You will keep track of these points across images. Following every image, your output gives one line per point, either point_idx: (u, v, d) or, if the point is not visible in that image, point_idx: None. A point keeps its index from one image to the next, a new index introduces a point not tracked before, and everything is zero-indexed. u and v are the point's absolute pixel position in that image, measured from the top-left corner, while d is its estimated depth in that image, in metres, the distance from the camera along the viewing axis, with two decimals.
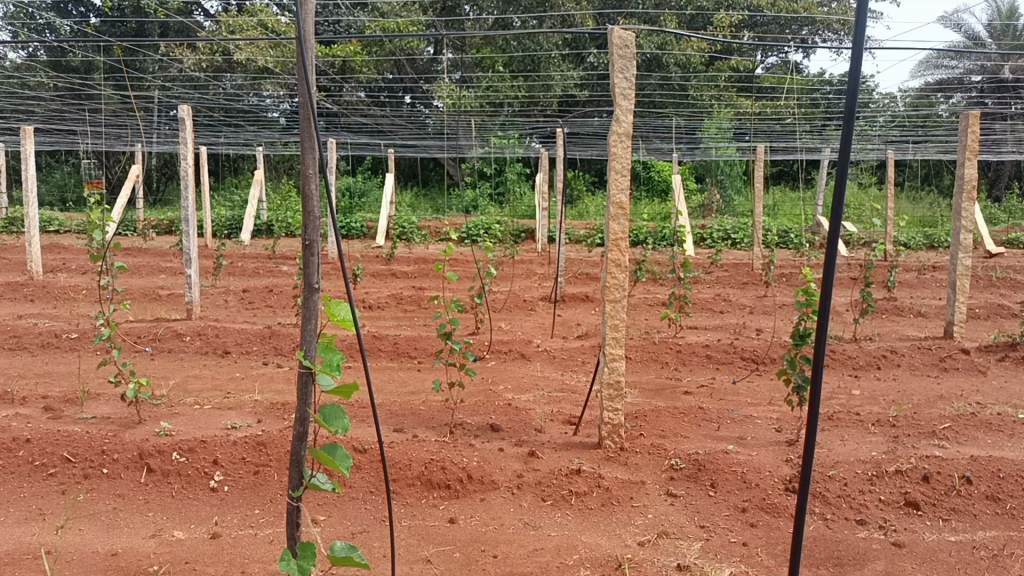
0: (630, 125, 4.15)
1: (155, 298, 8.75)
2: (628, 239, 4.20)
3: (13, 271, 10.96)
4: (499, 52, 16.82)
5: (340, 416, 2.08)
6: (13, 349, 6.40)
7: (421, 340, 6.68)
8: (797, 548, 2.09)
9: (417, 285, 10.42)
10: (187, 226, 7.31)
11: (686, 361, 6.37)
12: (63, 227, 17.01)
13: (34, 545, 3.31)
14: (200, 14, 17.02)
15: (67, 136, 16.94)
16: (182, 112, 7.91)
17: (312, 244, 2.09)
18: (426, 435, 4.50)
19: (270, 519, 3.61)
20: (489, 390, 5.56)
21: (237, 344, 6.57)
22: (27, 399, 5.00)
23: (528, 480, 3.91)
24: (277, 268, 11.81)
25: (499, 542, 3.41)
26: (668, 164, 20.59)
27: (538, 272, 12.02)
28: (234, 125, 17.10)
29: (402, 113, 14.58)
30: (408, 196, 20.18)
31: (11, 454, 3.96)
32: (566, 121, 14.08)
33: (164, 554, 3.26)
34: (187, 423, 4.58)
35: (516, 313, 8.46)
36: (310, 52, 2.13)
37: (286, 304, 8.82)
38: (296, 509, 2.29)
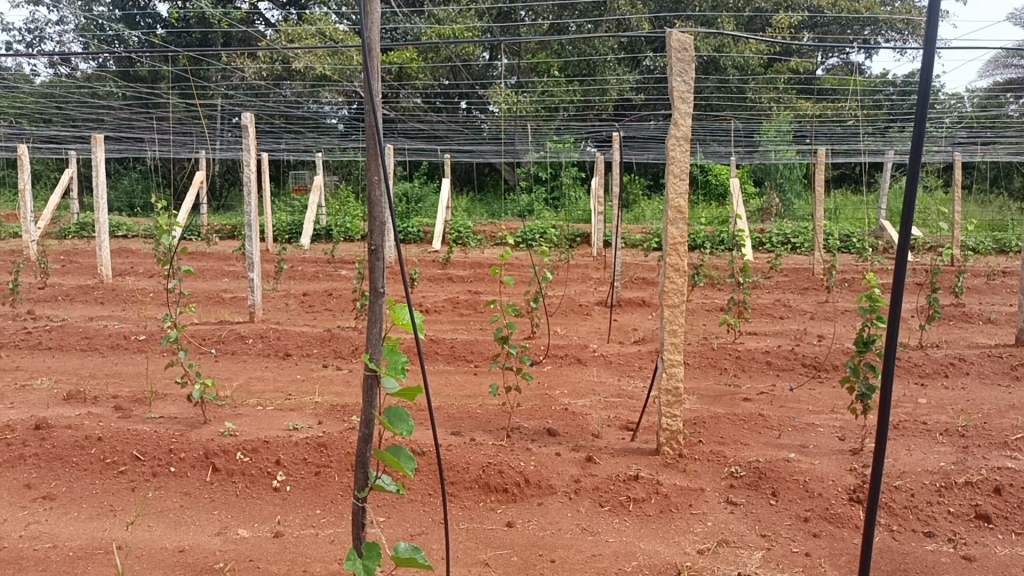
0: (689, 128, 4.12)
1: (219, 301, 8.94)
2: (687, 244, 4.17)
3: (84, 275, 11.33)
4: (555, 56, 16.90)
5: (404, 419, 2.10)
6: (85, 351, 6.61)
7: (478, 344, 6.72)
8: (866, 551, 2.08)
9: (474, 289, 10.47)
10: (250, 230, 7.44)
11: (746, 367, 6.28)
12: (131, 232, 17.51)
13: (106, 540, 3.42)
14: (262, 23, 17.41)
15: (135, 144, 17.42)
16: (243, 119, 8.06)
17: (378, 249, 2.11)
18: (482, 439, 4.52)
19: (330, 520, 3.66)
20: (545, 395, 5.56)
21: (298, 347, 6.68)
22: (97, 399, 5.15)
23: (586, 486, 3.91)
24: (336, 272, 11.99)
25: (557, 547, 3.40)
26: (726, 168, 20.37)
27: (595, 277, 11.99)
28: (294, 132, 17.41)
29: (459, 118, 14.69)
30: (464, 201, 20.29)
31: (83, 452, 4.08)
32: (622, 126, 14.03)
33: (230, 552, 3.33)
34: (250, 424, 4.68)
35: (572, 317, 8.44)
36: (375, 59, 2.16)
37: (345, 307, 8.94)
38: (362, 509, 2.32)
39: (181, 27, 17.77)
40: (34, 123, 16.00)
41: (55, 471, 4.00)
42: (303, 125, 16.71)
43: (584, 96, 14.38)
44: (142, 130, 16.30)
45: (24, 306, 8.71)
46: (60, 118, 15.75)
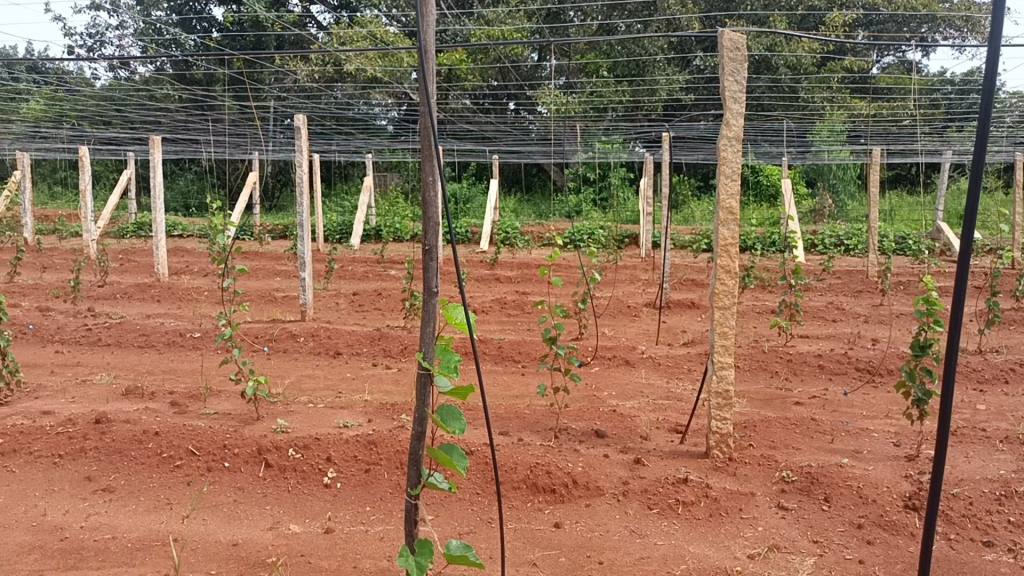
0: (742, 128, 4.07)
1: (271, 300, 9.09)
2: (739, 245, 4.13)
3: (142, 274, 11.59)
4: (604, 57, 16.86)
5: (457, 417, 2.11)
6: (142, 347, 6.77)
7: (526, 345, 6.73)
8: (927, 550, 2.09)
9: (522, 290, 10.48)
10: (302, 230, 7.53)
11: (798, 371, 6.19)
12: (186, 232, 17.88)
13: (163, 533, 3.50)
14: (314, 26, 17.64)
15: (191, 146, 17.80)
16: (296, 121, 8.18)
17: (432, 249, 2.13)
18: (531, 440, 4.52)
19: (380, 517, 3.70)
20: (593, 396, 5.54)
21: (348, 345, 6.76)
22: (155, 395, 5.27)
23: (634, 488, 3.89)
24: (385, 271, 12.10)
25: (605, 548, 3.39)
26: (777, 168, 20.09)
27: (643, 278, 11.92)
28: (345, 133, 17.62)
29: (507, 119, 14.74)
30: (512, 202, 20.33)
31: (141, 445, 4.18)
32: (671, 126, 13.93)
33: (281, 547, 3.38)
34: (302, 421, 4.75)
35: (620, 318, 8.40)
36: (430, 62, 2.18)
37: (394, 307, 9.02)
38: (414, 506, 2.34)
39: (235, 31, 18.10)
40: (94, 126, 16.44)
41: (114, 464, 4.11)
42: (354, 126, 16.90)
43: (633, 96, 14.31)
44: (198, 132, 16.64)
45: (85, 303, 8.95)
46: (120, 120, 16.16)
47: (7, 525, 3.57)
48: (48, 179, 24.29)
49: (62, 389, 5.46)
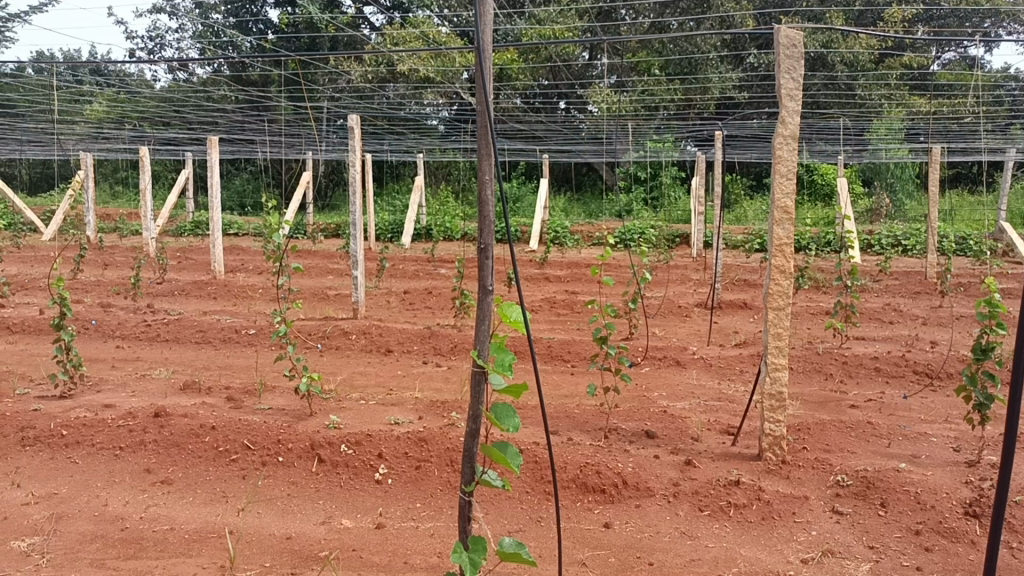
0: (797, 126, 4.01)
1: (324, 298, 9.21)
2: (794, 245, 4.07)
3: (199, 272, 11.84)
4: (656, 55, 16.76)
5: (511, 415, 2.12)
6: (199, 343, 6.92)
7: (575, 344, 6.71)
8: (993, 554, 2.03)
9: (571, 290, 10.46)
10: (354, 229, 7.61)
11: (854, 373, 6.07)
12: (242, 230, 18.21)
13: (219, 525, 3.57)
14: (367, 26, 17.81)
15: (246, 146, 18.12)
16: (350, 121, 8.27)
17: (487, 248, 2.15)
18: (580, 439, 4.51)
19: (430, 513, 3.73)
20: (643, 397, 5.51)
21: (399, 343, 6.82)
22: (212, 389, 5.39)
23: (684, 489, 3.86)
24: (436, 270, 12.18)
25: (655, 549, 3.37)
26: (833, 167, 19.74)
27: (694, 278, 11.81)
28: (397, 133, 17.78)
29: (558, 118, 14.72)
30: (562, 201, 20.30)
31: (199, 439, 4.28)
32: (724, 125, 13.74)
33: (334, 541, 3.43)
34: (354, 417, 4.80)
35: (670, 319, 8.34)
36: (489, 62, 2.19)
37: (444, 305, 9.08)
38: (468, 503, 2.35)
39: (290, 33, 18.38)
40: (155, 127, 16.84)
41: (172, 457, 4.20)
42: (406, 126, 17.05)
43: (685, 95, 14.19)
44: (254, 132, 16.93)
45: (145, 300, 9.17)
46: (178, 121, 16.52)
47: (71, 514, 3.68)
48: (110, 179, 24.95)
49: (124, 383, 5.61)
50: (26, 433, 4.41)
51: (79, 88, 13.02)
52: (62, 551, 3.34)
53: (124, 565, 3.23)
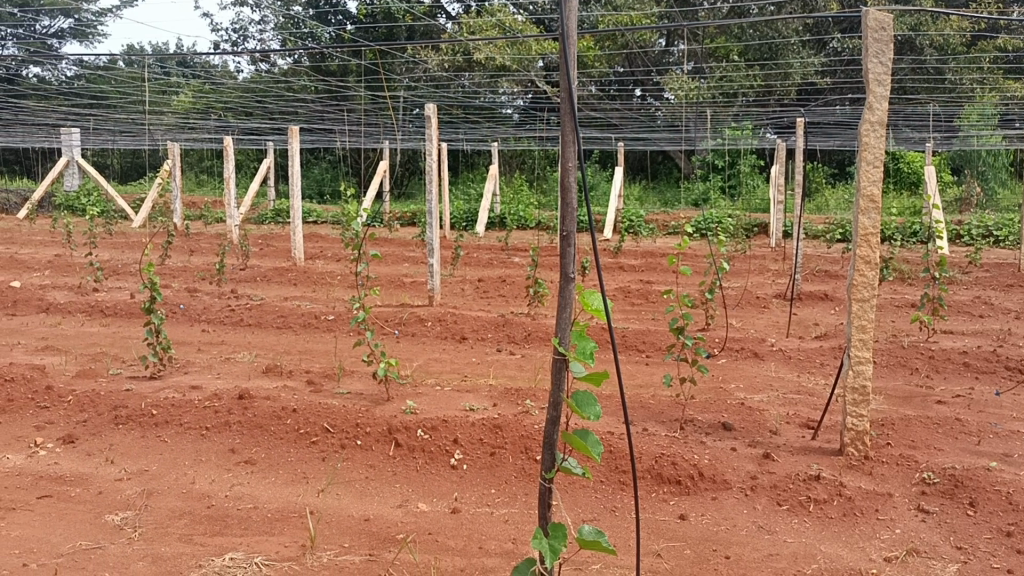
0: (886, 112, 3.88)
1: (400, 285, 9.35)
2: (880, 235, 3.95)
3: (281, 258, 12.12)
4: (735, 40, 16.49)
5: (592, 403, 2.12)
6: (280, 328, 7.10)
7: (651, 334, 6.64)
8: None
9: (647, 279, 10.36)
10: (430, 216, 7.68)
11: (940, 368, 5.87)
12: (320, 218, 18.58)
13: (300, 505, 3.67)
14: (443, 16, 17.96)
15: (325, 135, 18.46)
16: (426, 111, 8.34)
17: (569, 236, 2.14)
18: (655, 430, 4.48)
19: (505, 500, 3.77)
20: (720, 388, 5.43)
21: (474, 330, 6.87)
22: (293, 373, 5.54)
23: (763, 483, 3.80)
24: (509, 259, 12.21)
25: (731, 543, 3.33)
26: (920, 154, 19.08)
27: (773, 268, 11.57)
28: (472, 122, 17.86)
29: (633, 106, 14.59)
30: (637, 190, 20.12)
31: (281, 421, 4.38)
32: (806, 110, 13.39)
33: (410, 524, 3.49)
34: (429, 402, 4.87)
35: (748, 310, 8.19)
36: (572, 49, 2.18)
37: (518, 294, 9.10)
38: (549, 490, 2.36)
39: (369, 23, 18.65)
40: (239, 118, 17.29)
41: (255, 438, 4.32)
42: (481, 115, 17.13)
43: (765, 81, 13.90)
44: (333, 122, 17.25)
45: (229, 285, 9.45)
46: (261, 112, 16.91)
47: (161, 490, 3.83)
48: (196, 168, 25.74)
49: (209, 366, 5.80)
50: (119, 411, 4.59)
51: (168, 80, 13.44)
52: (153, 525, 3.48)
53: (210, 541, 3.35)
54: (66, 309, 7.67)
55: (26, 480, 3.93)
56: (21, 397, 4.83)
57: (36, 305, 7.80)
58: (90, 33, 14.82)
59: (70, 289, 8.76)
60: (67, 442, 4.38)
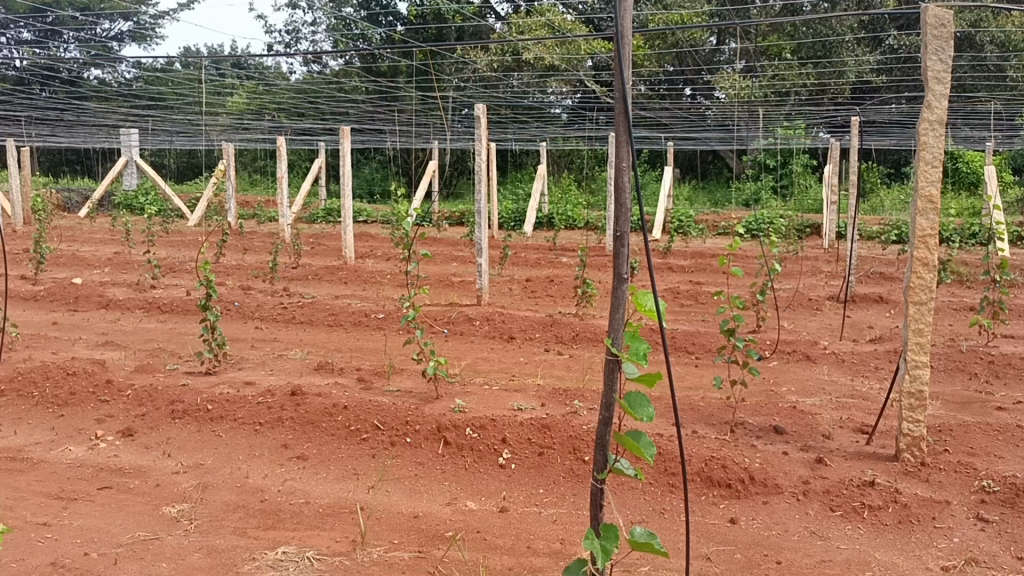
0: (944, 111, 3.79)
1: (448, 284, 9.40)
2: (938, 237, 3.86)
3: (332, 257, 12.28)
4: (787, 38, 16.28)
5: (645, 404, 2.10)
6: (331, 326, 7.19)
7: (701, 335, 6.58)
8: None
9: (696, 281, 10.27)
10: (479, 216, 7.70)
11: (1001, 374, 5.71)
12: (370, 218, 18.77)
13: (350, 501, 3.72)
14: (493, 16, 18.03)
15: (375, 135, 18.65)
16: (476, 110, 8.38)
17: (623, 236, 2.13)
18: (705, 432, 4.43)
19: (553, 500, 3.77)
20: (771, 391, 5.36)
21: (522, 330, 6.87)
22: (344, 370, 5.60)
23: (815, 488, 3.74)
24: (557, 259, 12.20)
25: (783, 548, 3.29)
26: (980, 154, 18.61)
27: (826, 269, 11.37)
28: (521, 122, 17.89)
29: (683, 105, 14.49)
30: (686, 190, 19.97)
31: (332, 418, 4.44)
32: (860, 109, 13.13)
33: (459, 522, 3.51)
34: (478, 401, 4.89)
35: (800, 312, 8.07)
36: (628, 48, 2.17)
37: (565, 294, 9.09)
38: (600, 490, 2.35)
39: (419, 24, 18.82)
40: (291, 118, 17.54)
41: (307, 434, 4.38)
42: (530, 115, 17.15)
43: (818, 80, 13.69)
44: (383, 122, 17.42)
45: (282, 283, 9.60)
46: (313, 113, 17.13)
47: (216, 484, 3.91)
48: (249, 168, 26.18)
49: (263, 362, 5.90)
50: (175, 406, 4.70)
51: (223, 81, 13.69)
52: (208, 518, 3.56)
53: (264, 534, 3.41)
54: (125, 306, 7.86)
55: (87, 472, 4.04)
56: (83, 390, 4.97)
57: (96, 301, 8.01)
58: (149, 36, 15.18)
59: (129, 286, 8.99)
60: (126, 435, 4.49)
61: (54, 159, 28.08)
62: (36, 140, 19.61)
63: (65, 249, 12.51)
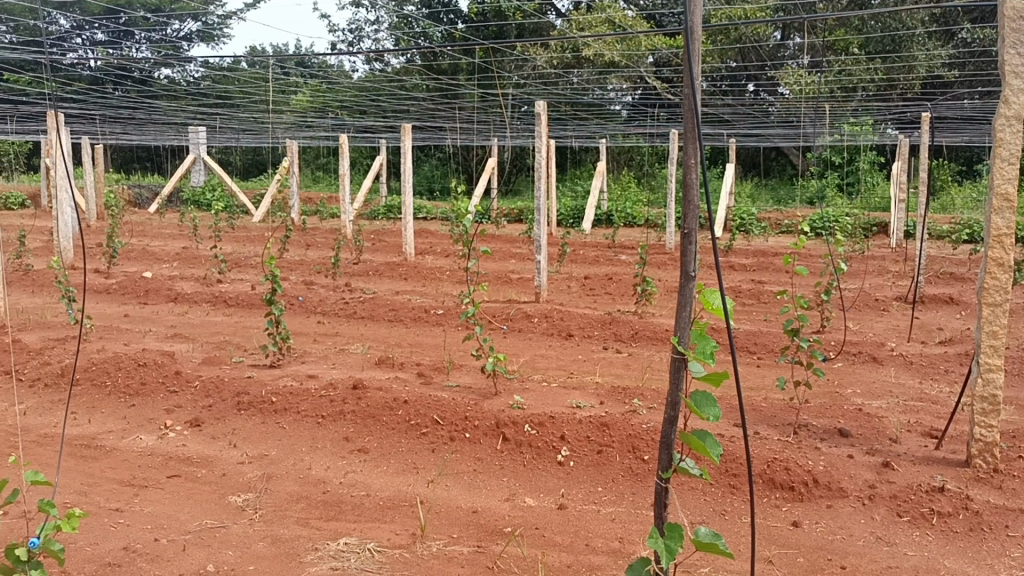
0: (1023, 106, 3.66)
1: (507, 281, 9.42)
2: (1014, 236, 3.73)
3: (392, 253, 12.41)
4: (855, 33, 15.93)
5: (712, 404, 2.08)
6: (391, 321, 7.27)
7: (763, 336, 6.48)
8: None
9: (759, 279, 10.11)
10: (538, 213, 7.70)
11: None
12: (430, 214, 18.92)
13: (410, 494, 3.75)
14: (553, 13, 18.00)
15: (436, 133, 18.79)
16: (537, 108, 8.39)
17: (690, 233, 2.11)
18: (768, 434, 4.36)
19: (612, 498, 3.76)
20: (836, 393, 5.25)
21: (580, 327, 6.86)
22: (405, 365, 5.66)
23: (882, 493, 3.66)
24: (617, 256, 12.13)
25: (848, 553, 3.22)
26: None
27: (893, 269, 11.08)
28: (581, 119, 17.82)
29: (746, 101, 14.28)
30: (749, 187, 19.69)
31: (392, 412, 4.48)
32: (931, 105, 12.74)
33: (518, 518, 3.52)
34: (537, 398, 4.89)
35: (867, 312, 7.89)
36: (698, 44, 2.14)
37: (624, 291, 9.03)
38: (664, 490, 2.32)
39: (480, 21, 18.90)
40: (354, 116, 17.76)
41: (368, 427, 4.44)
42: (590, 112, 17.09)
43: (887, 74, 13.36)
44: (443, 120, 17.52)
45: (343, 279, 9.73)
46: (375, 110, 17.33)
47: (280, 475, 3.99)
48: (313, 165, 26.60)
49: (326, 356, 6.00)
50: (241, 397, 4.80)
51: (287, 80, 13.93)
52: (272, 508, 3.63)
53: (326, 525, 3.46)
54: (193, 299, 8.07)
55: (157, 460, 4.16)
56: (153, 380, 5.11)
57: (166, 295, 8.24)
58: (217, 36, 15.52)
59: (197, 280, 9.22)
60: (193, 425, 4.61)
61: (126, 156, 28.96)
62: (109, 137, 20.23)
63: (136, 244, 12.87)
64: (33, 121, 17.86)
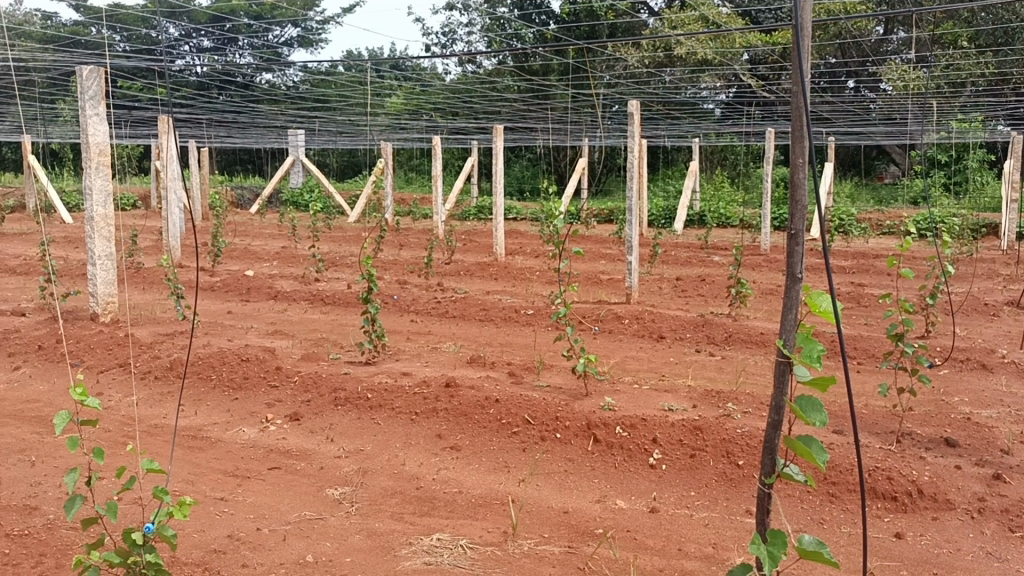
0: None
1: (598, 282, 9.39)
2: None
3: (483, 254, 12.51)
4: (964, 26, 15.30)
5: (818, 409, 2.03)
6: (482, 320, 7.33)
7: (863, 341, 6.27)
8: None
9: (859, 282, 9.78)
10: (629, 213, 7.63)
11: None
12: (519, 215, 19.02)
13: (502, 493, 3.78)
14: (646, 12, 17.86)
15: (526, 134, 18.86)
16: (631, 107, 8.31)
17: (797, 234, 2.07)
18: (869, 442, 4.22)
19: (705, 503, 3.70)
20: (942, 401, 5.04)
21: (672, 329, 6.78)
22: (496, 364, 5.71)
23: (992, 507, 3.50)
24: (710, 258, 11.93)
25: (955, 567, 3.09)
26: None
27: (1004, 273, 10.57)
28: (673, 118, 17.60)
29: (846, 98, 13.85)
30: (848, 187, 19.09)
31: (484, 411, 4.53)
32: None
33: (609, 520, 3.50)
34: (628, 400, 4.86)
35: (975, 317, 7.55)
36: (808, 42, 2.09)
37: (717, 293, 8.88)
38: (767, 495, 2.27)
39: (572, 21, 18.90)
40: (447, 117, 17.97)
41: (460, 425, 4.49)
42: (682, 111, 16.86)
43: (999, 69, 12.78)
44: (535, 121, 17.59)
45: (435, 278, 9.86)
46: (467, 112, 17.52)
47: (375, 469, 4.08)
48: (406, 166, 27.07)
49: (418, 354, 6.09)
50: (338, 393, 4.93)
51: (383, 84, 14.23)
52: (367, 502, 3.71)
53: (420, 520, 3.52)
54: (292, 297, 8.32)
55: (259, 452, 4.30)
56: (255, 375, 5.29)
57: (266, 293, 8.52)
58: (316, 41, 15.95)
59: (296, 279, 9.50)
60: (293, 419, 4.76)
61: (229, 159, 30.04)
62: (213, 140, 21.02)
63: (238, 243, 13.33)
64: (144, 125, 18.71)
